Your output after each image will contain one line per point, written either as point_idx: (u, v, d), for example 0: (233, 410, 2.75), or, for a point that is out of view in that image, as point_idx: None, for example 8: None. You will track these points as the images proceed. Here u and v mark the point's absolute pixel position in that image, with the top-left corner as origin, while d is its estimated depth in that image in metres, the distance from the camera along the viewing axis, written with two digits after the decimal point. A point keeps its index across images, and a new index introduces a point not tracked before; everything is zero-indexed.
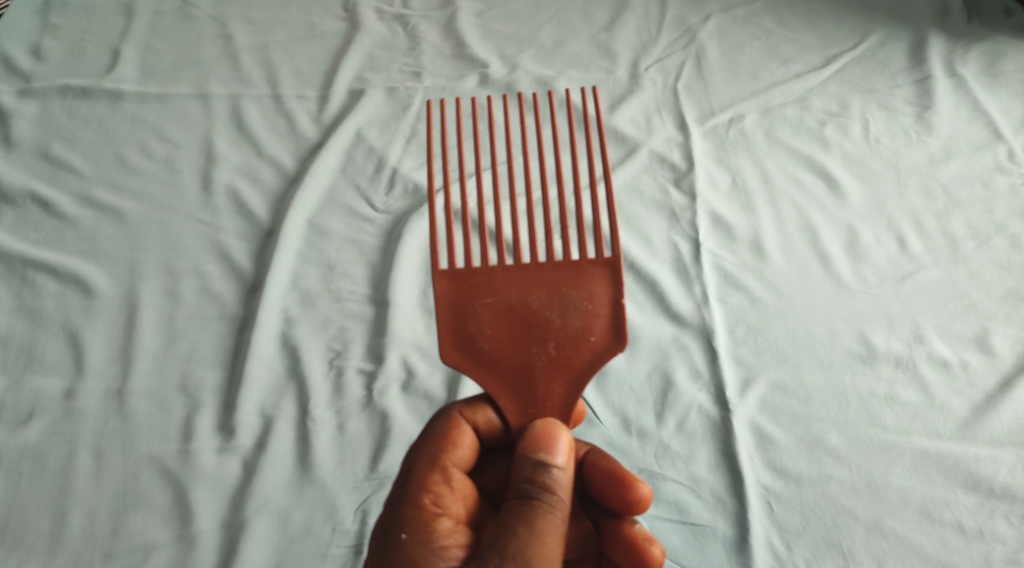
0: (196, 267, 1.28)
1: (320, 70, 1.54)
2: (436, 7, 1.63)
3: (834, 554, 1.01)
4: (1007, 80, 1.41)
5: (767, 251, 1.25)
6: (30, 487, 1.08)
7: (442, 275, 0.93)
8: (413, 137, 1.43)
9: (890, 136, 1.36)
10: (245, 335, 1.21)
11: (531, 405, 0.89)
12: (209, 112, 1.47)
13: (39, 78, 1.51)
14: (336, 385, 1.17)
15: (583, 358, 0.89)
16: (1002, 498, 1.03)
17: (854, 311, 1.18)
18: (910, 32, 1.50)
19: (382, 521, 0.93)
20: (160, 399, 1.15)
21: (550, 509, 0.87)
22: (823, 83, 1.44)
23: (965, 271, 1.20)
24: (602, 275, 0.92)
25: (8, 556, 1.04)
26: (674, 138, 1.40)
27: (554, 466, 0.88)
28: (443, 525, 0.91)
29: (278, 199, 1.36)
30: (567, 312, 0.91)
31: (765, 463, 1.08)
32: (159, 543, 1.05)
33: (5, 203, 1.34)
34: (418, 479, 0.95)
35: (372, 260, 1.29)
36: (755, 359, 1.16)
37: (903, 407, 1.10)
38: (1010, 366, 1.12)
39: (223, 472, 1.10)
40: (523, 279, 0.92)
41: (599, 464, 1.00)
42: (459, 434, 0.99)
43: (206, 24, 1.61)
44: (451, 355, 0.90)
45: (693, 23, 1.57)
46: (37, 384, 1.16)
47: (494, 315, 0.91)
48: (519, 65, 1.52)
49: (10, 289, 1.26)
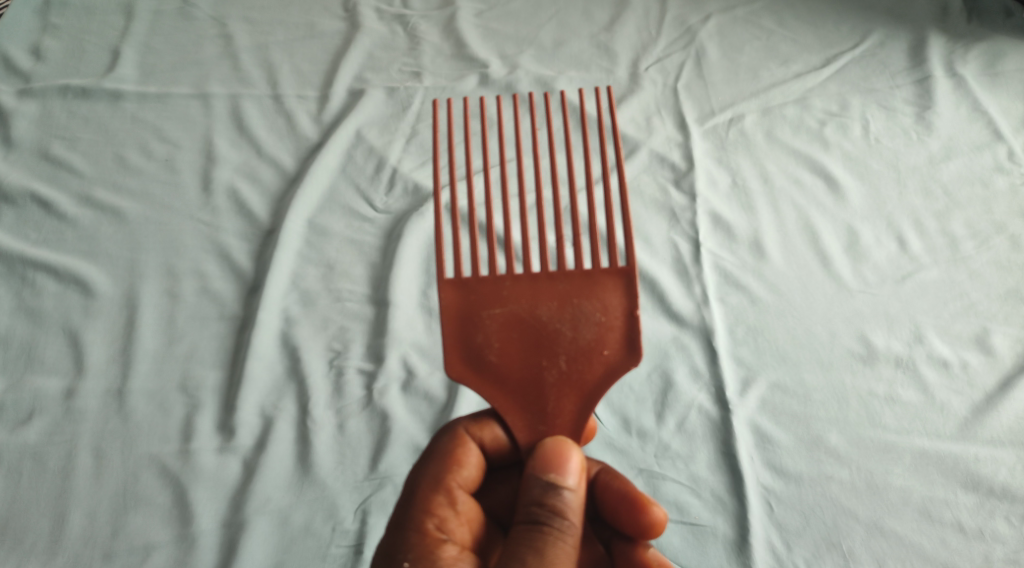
0: (196, 267, 1.28)
1: (320, 69, 1.54)
2: (436, 7, 1.63)
3: (834, 554, 1.01)
4: (1007, 80, 1.41)
5: (767, 251, 1.25)
6: (30, 487, 1.08)
7: (448, 284, 0.93)
8: (413, 137, 1.43)
9: (891, 136, 1.36)
10: (245, 334, 1.21)
11: (541, 422, 0.89)
12: (209, 111, 1.47)
13: (39, 78, 1.51)
14: (336, 385, 1.17)
15: (596, 372, 0.89)
16: (1002, 497, 1.03)
17: (854, 311, 1.18)
18: (909, 33, 1.50)
19: (385, 547, 0.93)
20: (160, 399, 1.15)
21: (560, 535, 0.87)
22: (823, 83, 1.44)
23: (965, 271, 1.20)
24: (616, 284, 0.92)
25: (8, 556, 1.04)
26: (674, 138, 1.40)
27: (565, 488, 0.88)
28: (447, 552, 0.91)
29: (278, 199, 1.36)
30: (579, 324, 0.90)
31: (765, 463, 1.08)
32: (159, 543, 1.05)
33: (4, 203, 1.34)
34: (422, 502, 0.95)
35: (372, 260, 1.29)
36: (755, 359, 1.16)
37: (902, 406, 1.10)
38: (1010, 366, 1.11)
39: (224, 472, 1.10)
40: (532, 290, 0.92)
41: (611, 485, 1.00)
42: (464, 453, 0.99)
43: (206, 24, 1.61)
44: (457, 368, 0.90)
45: (693, 23, 1.57)
46: (37, 384, 1.16)
47: (501, 326, 0.91)
48: (519, 65, 1.52)
49: (9, 288, 1.25)
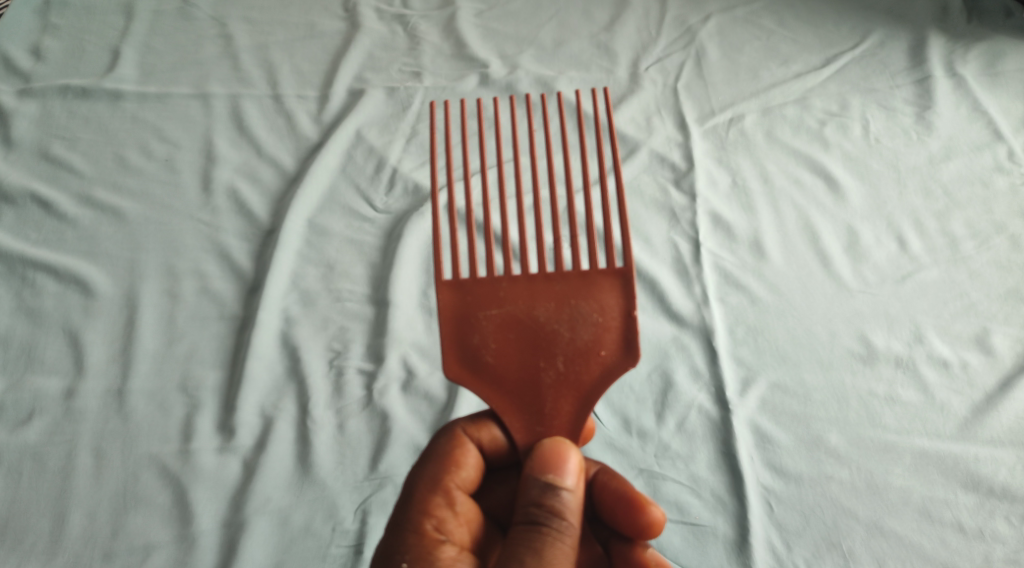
0: (196, 267, 1.28)
1: (320, 69, 1.54)
2: (436, 7, 1.63)
3: (834, 554, 1.01)
4: (1007, 80, 1.41)
5: (767, 251, 1.25)
6: (30, 487, 1.08)
7: (445, 286, 0.93)
8: (413, 137, 1.43)
9: (891, 136, 1.36)
10: (245, 335, 1.21)
11: (539, 423, 0.89)
12: (209, 111, 1.47)
13: (39, 78, 1.51)
14: (336, 385, 1.17)
15: (593, 373, 0.89)
16: (1002, 497, 1.03)
17: (854, 311, 1.18)
18: (909, 33, 1.50)
19: (383, 548, 0.93)
20: (160, 399, 1.15)
21: (559, 535, 0.87)
22: (823, 82, 1.44)
23: (965, 270, 1.20)
24: (613, 285, 0.92)
25: (8, 556, 1.04)
26: (674, 138, 1.40)
27: (563, 489, 0.88)
28: (445, 553, 0.91)
29: (278, 199, 1.36)
30: (576, 325, 0.90)
31: (765, 463, 1.08)
32: (159, 543, 1.05)
33: (4, 203, 1.34)
34: (420, 503, 0.95)
35: (372, 260, 1.29)
36: (755, 359, 1.16)
37: (902, 406, 1.10)
38: (1010, 366, 1.11)
39: (224, 471, 1.11)
40: (530, 291, 0.92)
41: (609, 485, 1.00)
42: (462, 454, 0.98)
43: (206, 24, 1.61)
44: (454, 369, 0.90)
45: (693, 23, 1.57)
46: (37, 384, 1.16)
47: (498, 328, 0.91)
48: (519, 65, 1.52)
49: (10, 289, 1.26)
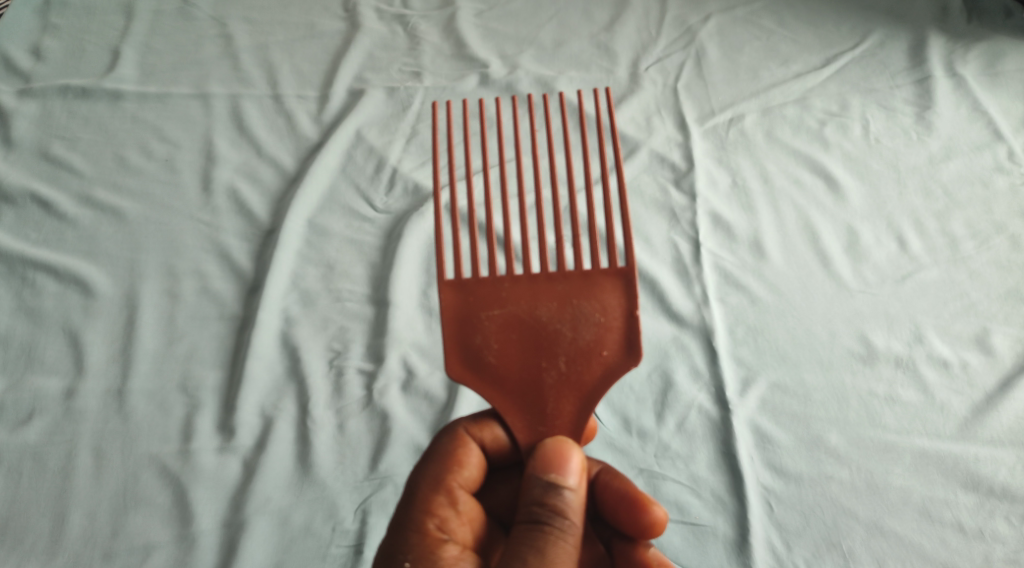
0: (196, 267, 1.28)
1: (320, 69, 1.54)
2: (436, 7, 1.63)
3: (834, 554, 1.01)
4: (1007, 80, 1.41)
5: (767, 251, 1.25)
6: (30, 487, 1.08)
7: (447, 286, 0.93)
8: (414, 137, 1.43)
9: (891, 136, 1.36)
10: (245, 335, 1.21)
11: (541, 423, 0.89)
12: (209, 111, 1.47)
13: (39, 78, 1.51)
14: (336, 385, 1.17)
15: (595, 373, 0.89)
16: (1002, 497, 1.03)
17: (854, 311, 1.18)
18: (909, 33, 1.50)
19: (386, 547, 0.93)
20: (160, 399, 1.15)
21: (561, 534, 0.87)
22: (823, 82, 1.44)
23: (965, 270, 1.20)
24: (615, 286, 0.92)
25: (8, 556, 1.04)
26: (674, 138, 1.40)
27: (566, 488, 0.88)
28: (448, 552, 0.91)
29: (278, 199, 1.36)
30: (578, 325, 0.90)
31: (765, 463, 1.08)
32: (159, 543, 1.05)
33: (4, 203, 1.34)
34: (423, 503, 0.95)
35: (372, 260, 1.29)
36: (755, 359, 1.16)
37: (902, 406, 1.10)
38: (1010, 366, 1.11)
39: (223, 471, 1.11)
40: (531, 291, 0.92)
41: (611, 485, 1.00)
42: (465, 453, 0.99)
43: (207, 24, 1.61)
44: (456, 370, 0.90)
45: (693, 23, 1.57)
46: (37, 384, 1.16)
47: (500, 328, 0.91)
48: (519, 65, 1.52)
49: (10, 288, 1.26)
